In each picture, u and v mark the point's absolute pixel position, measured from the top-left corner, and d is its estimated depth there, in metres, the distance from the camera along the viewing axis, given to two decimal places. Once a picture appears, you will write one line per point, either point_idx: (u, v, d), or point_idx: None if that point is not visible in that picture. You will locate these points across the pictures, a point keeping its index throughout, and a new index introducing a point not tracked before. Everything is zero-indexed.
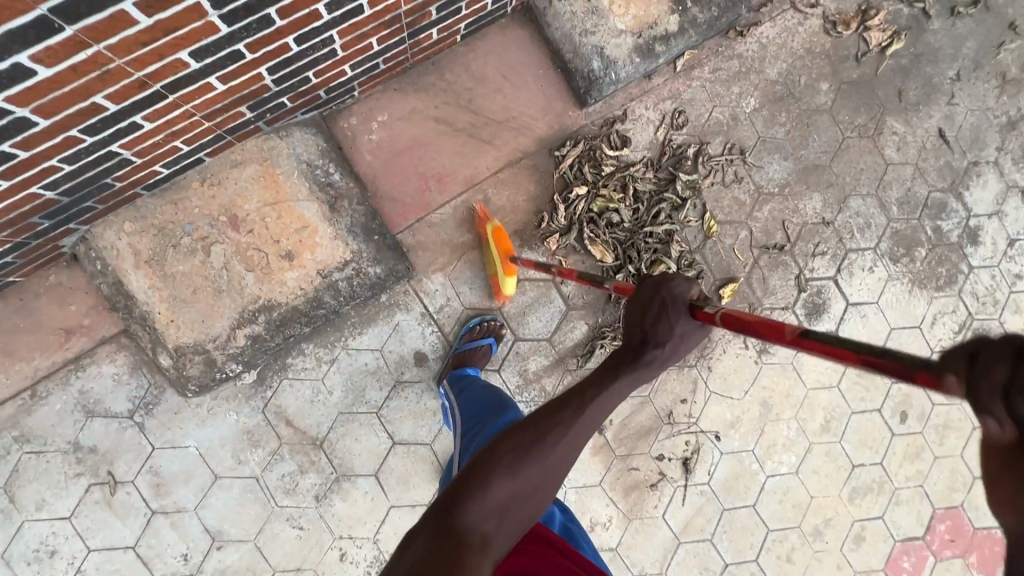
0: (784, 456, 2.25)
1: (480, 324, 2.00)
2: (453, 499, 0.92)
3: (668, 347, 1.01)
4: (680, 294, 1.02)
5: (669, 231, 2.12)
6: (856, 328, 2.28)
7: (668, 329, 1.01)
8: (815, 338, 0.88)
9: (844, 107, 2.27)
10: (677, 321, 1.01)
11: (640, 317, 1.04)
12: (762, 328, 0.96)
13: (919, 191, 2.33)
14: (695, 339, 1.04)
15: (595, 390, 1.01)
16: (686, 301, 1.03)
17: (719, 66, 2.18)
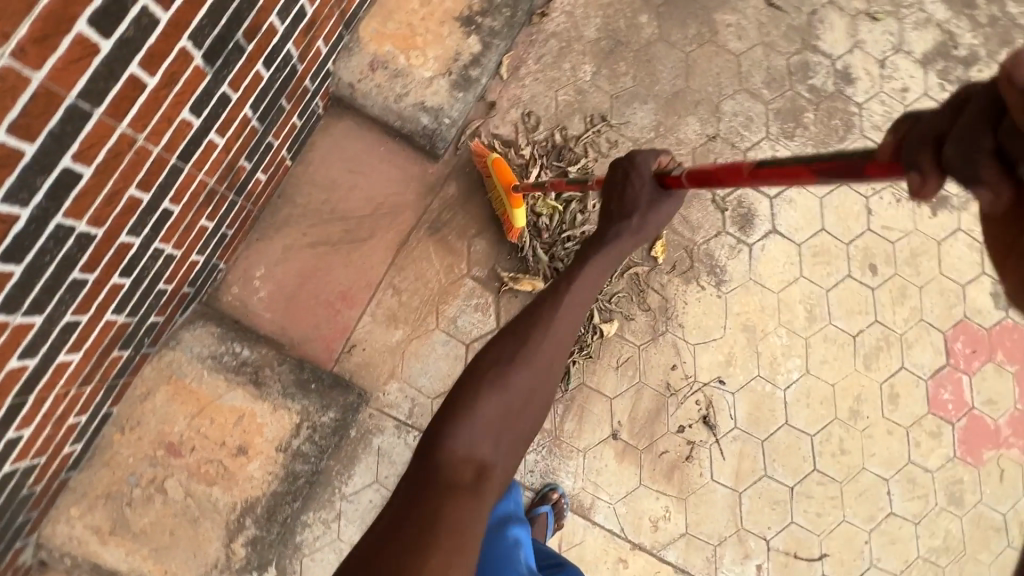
0: (790, 363, 2.24)
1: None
2: (456, 411, 1.02)
3: (639, 210, 1.26)
4: (646, 165, 1.29)
5: (580, 224, 2.07)
6: (789, 215, 2.28)
7: (634, 194, 1.27)
8: (770, 166, 1.12)
9: (672, 27, 2.26)
10: (636, 182, 1.28)
11: (615, 187, 1.31)
12: (721, 173, 1.20)
13: (779, 64, 2.33)
14: (669, 204, 1.29)
15: (566, 282, 1.18)
16: (650, 171, 1.30)
17: (541, 53, 2.14)
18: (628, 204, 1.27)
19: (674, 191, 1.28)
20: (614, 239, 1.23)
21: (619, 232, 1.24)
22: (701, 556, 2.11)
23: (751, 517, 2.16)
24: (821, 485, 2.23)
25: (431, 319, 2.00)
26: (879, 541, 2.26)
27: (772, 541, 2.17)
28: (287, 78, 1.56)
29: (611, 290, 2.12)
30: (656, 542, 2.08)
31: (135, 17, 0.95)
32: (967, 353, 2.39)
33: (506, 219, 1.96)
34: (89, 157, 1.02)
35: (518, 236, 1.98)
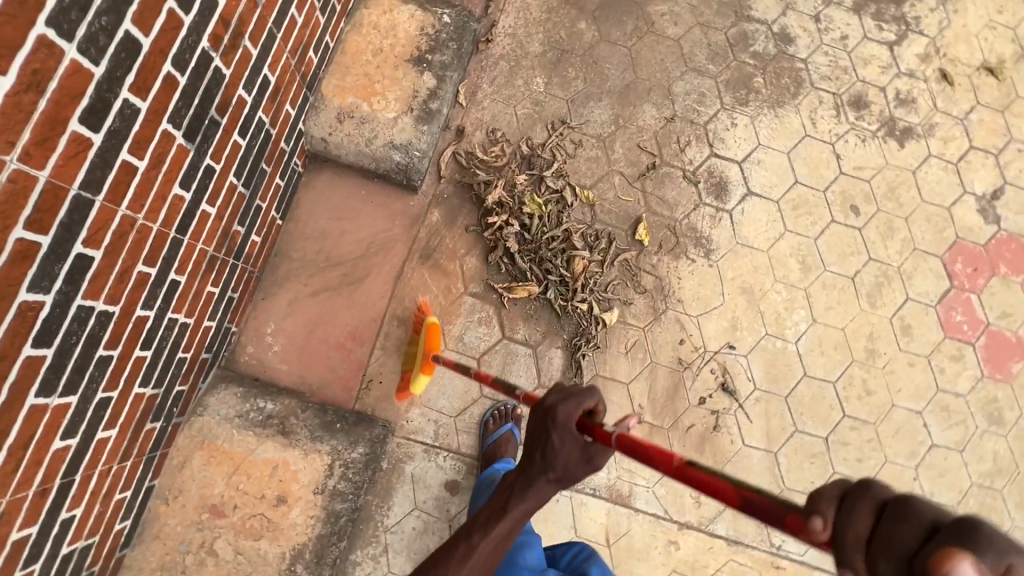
0: (795, 316, 2.27)
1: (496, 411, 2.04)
2: None
3: (559, 466, 1.11)
4: (567, 421, 1.11)
5: (561, 223, 2.15)
6: (761, 175, 2.35)
7: (558, 456, 1.11)
8: (704, 471, 1.01)
9: (610, 27, 2.39)
10: (559, 442, 1.10)
11: (536, 430, 1.15)
12: (654, 453, 1.09)
13: (718, 39, 2.44)
14: (588, 468, 1.11)
15: (497, 513, 1.15)
16: (571, 428, 1.12)
17: (493, 75, 2.28)
18: (550, 457, 1.11)
19: (601, 445, 1.13)
20: (530, 496, 1.13)
21: (542, 483, 1.12)
22: (750, 523, 2.11)
23: (791, 474, 2.16)
24: (854, 429, 2.22)
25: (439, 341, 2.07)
26: (927, 475, 2.23)
27: None
28: (263, 143, 1.69)
29: (605, 279, 2.17)
30: (702, 517, 2.09)
31: (119, 109, 1.07)
32: (969, 272, 2.40)
33: (403, 379, 1.99)
34: (98, 241, 1.13)
35: (403, 399, 2.00)
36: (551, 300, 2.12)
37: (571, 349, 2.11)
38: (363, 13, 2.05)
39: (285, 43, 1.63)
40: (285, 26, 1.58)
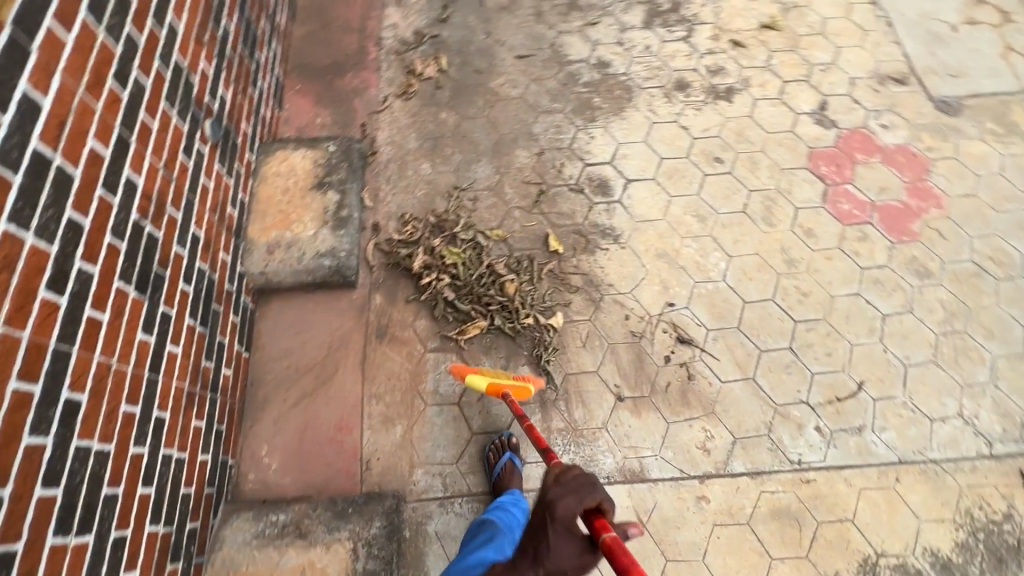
0: (712, 259, 2.53)
1: (496, 441, 2.13)
2: None
3: (548, 562, 1.27)
4: (568, 513, 1.30)
5: (484, 262, 2.45)
6: (631, 165, 2.76)
7: (550, 552, 1.28)
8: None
9: (466, 109, 2.92)
10: (556, 540, 1.29)
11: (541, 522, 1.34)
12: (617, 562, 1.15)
13: (553, 85, 2.99)
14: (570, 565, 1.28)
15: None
16: (572, 524, 1.30)
17: (387, 176, 2.71)
18: (542, 553, 1.29)
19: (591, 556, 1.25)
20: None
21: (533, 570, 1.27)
22: (763, 450, 2.17)
23: (776, 391, 2.27)
24: (810, 330, 2.39)
25: (418, 401, 2.23)
26: (894, 344, 2.37)
27: (809, 399, 2.26)
28: (209, 287, 1.99)
29: (540, 292, 2.43)
30: (717, 462, 2.15)
31: (76, 275, 1.35)
32: (836, 169, 2.76)
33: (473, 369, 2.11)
34: (82, 385, 1.35)
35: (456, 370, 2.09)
36: (501, 326, 2.34)
37: (536, 360, 2.30)
38: (266, 169, 2.50)
39: (204, 205, 2.01)
40: (199, 192, 1.97)
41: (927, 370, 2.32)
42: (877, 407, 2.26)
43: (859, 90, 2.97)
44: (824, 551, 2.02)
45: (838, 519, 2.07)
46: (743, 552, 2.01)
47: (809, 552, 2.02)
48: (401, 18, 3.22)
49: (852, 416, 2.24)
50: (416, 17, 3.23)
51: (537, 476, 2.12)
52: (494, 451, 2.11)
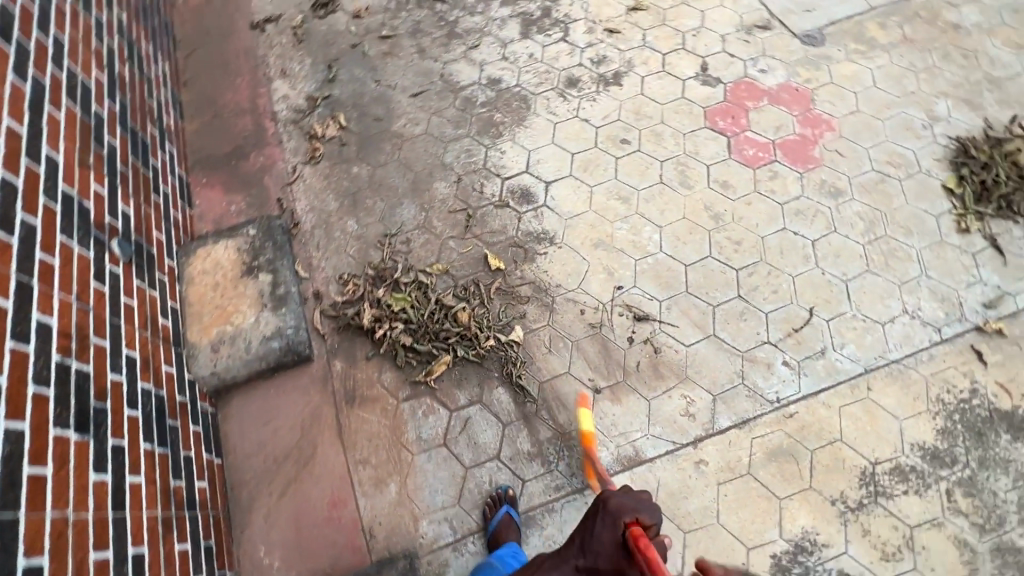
0: (645, 234, 2.63)
1: (492, 495, 2.09)
2: None
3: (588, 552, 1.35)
4: (615, 506, 1.36)
5: (433, 299, 2.46)
6: (546, 168, 2.85)
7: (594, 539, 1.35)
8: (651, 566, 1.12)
9: (376, 157, 2.96)
10: (599, 529, 1.34)
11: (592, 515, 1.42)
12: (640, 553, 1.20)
13: (453, 114, 3.08)
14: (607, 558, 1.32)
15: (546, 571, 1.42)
16: (618, 524, 1.32)
17: (316, 242, 2.70)
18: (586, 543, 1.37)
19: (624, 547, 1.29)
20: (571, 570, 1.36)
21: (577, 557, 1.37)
22: (742, 399, 2.23)
23: (738, 340, 2.35)
24: (752, 274, 2.50)
25: (405, 453, 2.21)
26: (830, 264, 2.50)
27: (771, 338, 2.35)
28: (159, 405, 1.93)
29: (494, 312, 2.46)
30: (704, 424, 2.20)
31: (5, 435, 1.29)
32: (732, 121, 2.92)
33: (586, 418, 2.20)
34: (40, 546, 1.27)
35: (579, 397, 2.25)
36: (466, 356, 2.35)
37: (508, 378, 2.32)
38: (190, 270, 2.45)
39: (132, 324, 1.95)
40: (123, 313, 1.92)
41: (865, 280, 2.46)
42: (833, 327, 2.36)
43: (731, 44, 3.17)
44: (826, 476, 2.08)
45: (829, 442, 2.14)
46: (752, 501, 2.05)
47: (812, 482, 2.08)
48: (290, 89, 3.25)
49: (814, 342, 2.33)
50: (304, 85, 3.26)
51: (540, 491, 2.11)
52: (491, 506, 2.06)
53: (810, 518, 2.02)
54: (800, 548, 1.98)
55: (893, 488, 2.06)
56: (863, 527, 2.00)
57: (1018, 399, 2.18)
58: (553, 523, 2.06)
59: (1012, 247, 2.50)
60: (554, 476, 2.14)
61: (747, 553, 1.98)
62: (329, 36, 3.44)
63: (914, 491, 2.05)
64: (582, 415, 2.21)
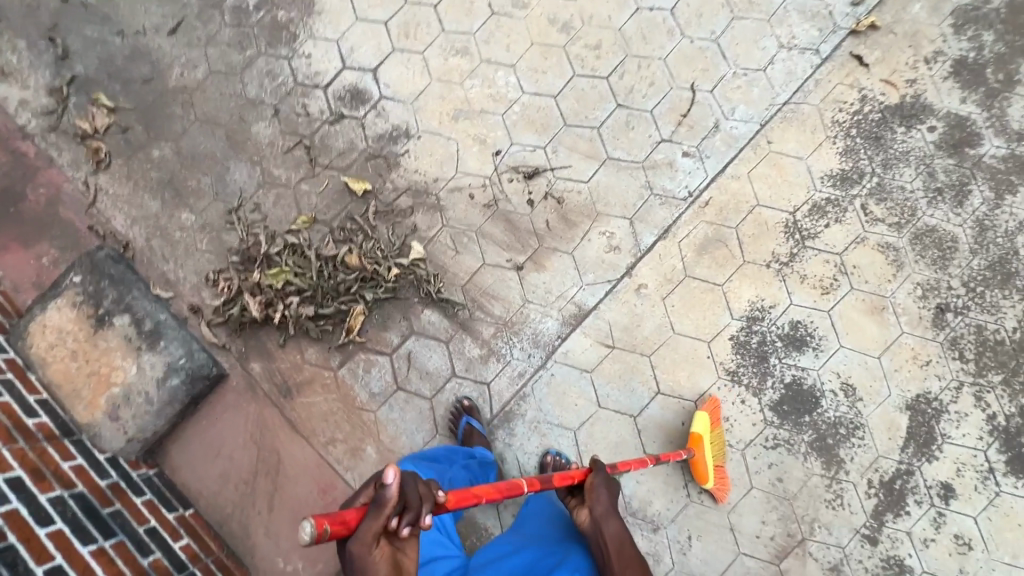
0: (500, 81, 2.30)
1: (453, 412, 2.07)
2: None
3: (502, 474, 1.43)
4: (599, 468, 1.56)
5: (314, 255, 2.18)
6: (364, 54, 2.38)
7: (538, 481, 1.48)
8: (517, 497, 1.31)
9: (171, 127, 2.42)
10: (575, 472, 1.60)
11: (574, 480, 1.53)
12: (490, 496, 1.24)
13: (230, 34, 2.48)
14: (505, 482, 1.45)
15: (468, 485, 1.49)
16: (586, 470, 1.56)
17: (161, 255, 2.31)
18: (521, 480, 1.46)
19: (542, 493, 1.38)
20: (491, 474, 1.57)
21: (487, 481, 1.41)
22: (658, 210, 2.14)
23: (634, 151, 2.19)
24: (623, 76, 2.25)
25: (367, 414, 2.12)
26: (696, 29, 2.26)
27: (663, 135, 2.19)
28: (81, 503, 1.72)
29: (384, 238, 2.21)
30: (631, 251, 2.12)
31: None
32: None
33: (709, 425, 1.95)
34: None
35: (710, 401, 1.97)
36: (377, 296, 2.15)
37: (429, 298, 2.15)
38: (36, 352, 2.07)
39: None
40: None
41: (735, 30, 2.24)
42: (718, 95, 2.20)
43: None
44: (755, 245, 2.09)
45: (748, 212, 2.11)
46: (698, 300, 2.07)
47: (745, 256, 2.08)
48: (22, 90, 2.52)
49: (705, 120, 2.19)
50: (35, 76, 2.53)
51: (508, 385, 2.08)
52: (455, 424, 2.06)
53: (753, 289, 2.06)
54: (753, 320, 2.04)
55: (817, 226, 2.08)
56: (800, 274, 2.05)
57: (904, 88, 2.15)
58: (532, 406, 2.06)
59: None
60: (513, 365, 2.09)
61: (709, 346, 2.04)
62: None
63: (835, 220, 2.08)
64: (701, 417, 1.91)
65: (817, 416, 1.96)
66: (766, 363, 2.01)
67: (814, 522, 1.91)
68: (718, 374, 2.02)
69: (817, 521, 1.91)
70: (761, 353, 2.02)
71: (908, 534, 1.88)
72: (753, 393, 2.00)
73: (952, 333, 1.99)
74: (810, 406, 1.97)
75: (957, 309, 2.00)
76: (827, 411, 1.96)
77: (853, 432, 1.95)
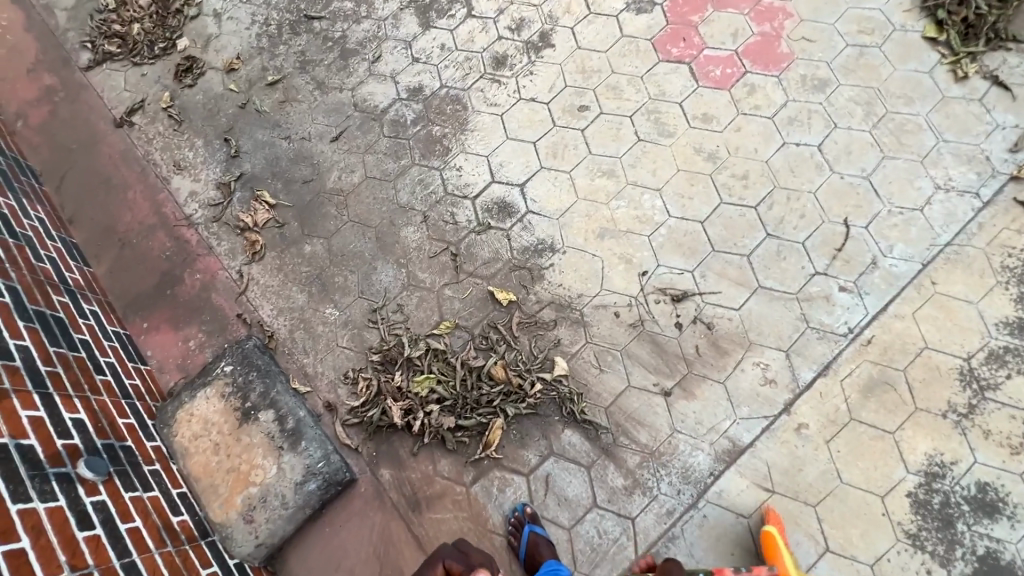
0: (646, 204, 2.36)
1: (512, 520, 1.98)
2: None
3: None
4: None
5: (457, 364, 2.18)
6: (513, 170, 2.52)
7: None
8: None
9: (325, 226, 2.57)
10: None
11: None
12: None
13: (388, 145, 2.68)
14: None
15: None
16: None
17: (302, 348, 2.36)
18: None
19: None
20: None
21: None
22: (815, 344, 2.06)
23: (787, 282, 2.16)
24: (772, 206, 2.27)
25: (498, 539, 1.99)
26: (845, 165, 2.29)
27: (818, 268, 2.16)
28: None
29: (526, 352, 2.19)
30: (789, 385, 2.03)
31: None
32: (684, 44, 2.61)
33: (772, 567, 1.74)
34: None
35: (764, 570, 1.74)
36: (518, 412, 2.10)
37: (571, 417, 2.09)
38: (179, 441, 2.10)
39: (147, 550, 1.62)
40: (131, 544, 1.57)
41: (886, 168, 2.26)
42: (873, 231, 2.18)
43: None
44: (928, 391, 1.96)
45: (916, 354, 2.01)
46: (867, 447, 1.92)
47: (917, 403, 1.95)
48: (193, 182, 2.76)
49: (861, 255, 2.16)
50: (207, 171, 2.77)
51: (654, 523, 1.93)
52: (515, 533, 1.96)
53: (929, 441, 1.90)
54: (931, 476, 1.87)
55: (996, 376, 1.95)
56: (983, 429, 1.90)
57: None
58: (681, 551, 1.89)
59: (1013, 77, 2.34)
60: (660, 501, 1.95)
61: (883, 502, 1.86)
62: (210, 103, 2.92)
63: (1016, 371, 1.95)
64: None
65: None
66: (953, 529, 1.81)
67: None
68: (897, 537, 1.82)
69: None
70: (945, 517, 1.82)
71: None
72: (940, 563, 1.78)
73: None
74: None
75: None
76: None
77: None
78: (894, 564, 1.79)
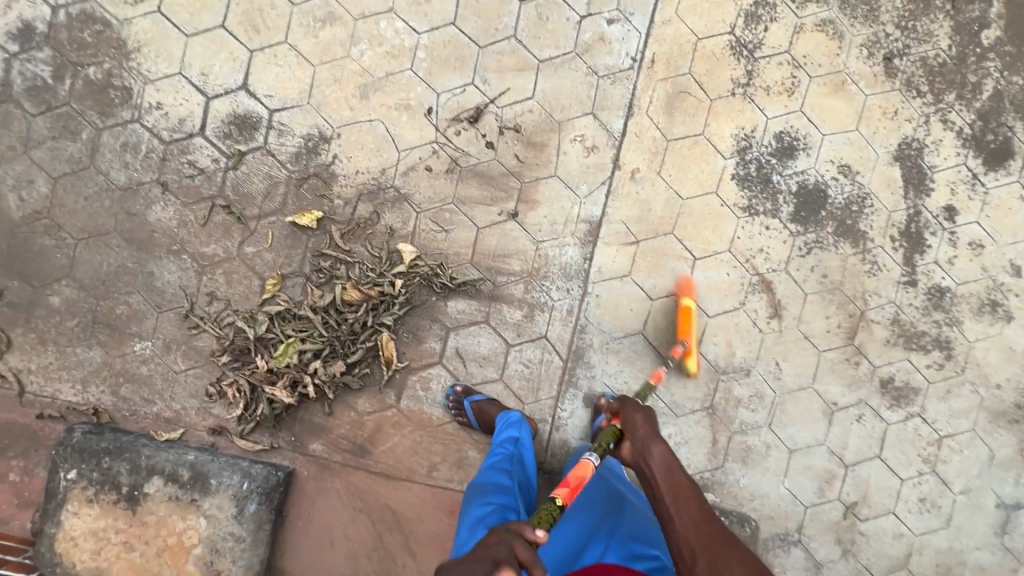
0: (388, 34, 2.00)
1: (451, 404, 2.00)
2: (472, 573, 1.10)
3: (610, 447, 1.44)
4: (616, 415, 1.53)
5: (310, 312, 1.96)
6: (222, 74, 1.98)
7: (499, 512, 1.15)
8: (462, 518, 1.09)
9: (53, 265, 1.97)
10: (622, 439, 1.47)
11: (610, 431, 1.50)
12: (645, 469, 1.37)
13: (49, 124, 1.97)
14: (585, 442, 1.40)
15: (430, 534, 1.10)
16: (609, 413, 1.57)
17: (140, 400, 1.98)
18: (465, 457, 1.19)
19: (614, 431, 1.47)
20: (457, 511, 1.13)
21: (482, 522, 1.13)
22: (612, 91, 2.03)
23: (561, 43, 2.02)
24: None
25: (450, 426, 2.03)
26: None
27: (581, 12, 2.02)
28: None
29: (368, 258, 1.99)
30: (608, 143, 2.04)
31: None
32: None
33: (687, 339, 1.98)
34: None
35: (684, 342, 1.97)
36: (396, 316, 1.98)
37: (447, 289, 2.01)
38: (85, 567, 1.81)
39: None
40: None
41: None
42: None
43: None
44: (714, 80, 2.05)
45: (693, 51, 2.05)
46: (689, 158, 2.05)
47: (710, 96, 2.05)
48: None
49: None
50: None
51: (563, 326, 2.05)
52: (460, 411, 1.99)
53: (731, 122, 2.06)
54: (743, 151, 2.06)
55: (758, 34, 2.06)
56: (764, 87, 2.06)
57: None
58: (594, 333, 2.05)
59: None
60: (558, 307, 2.04)
61: (718, 194, 2.06)
62: None
63: (770, 20, 2.07)
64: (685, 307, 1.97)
65: (830, 205, 2.09)
66: (771, 183, 2.07)
67: (865, 294, 2.10)
68: (738, 215, 2.07)
69: (866, 291, 2.10)
70: (764, 177, 2.07)
71: (937, 261, 2.11)
72: (772, 216, 2.07)
73: (905, 76, 2.10)
74: (822, 200, 2.08)
75: (901, 52, 2.09)
76: (837, 197, 2.09)
77: (864, 204, 2.09)
78: (743, 238, 2.07)
